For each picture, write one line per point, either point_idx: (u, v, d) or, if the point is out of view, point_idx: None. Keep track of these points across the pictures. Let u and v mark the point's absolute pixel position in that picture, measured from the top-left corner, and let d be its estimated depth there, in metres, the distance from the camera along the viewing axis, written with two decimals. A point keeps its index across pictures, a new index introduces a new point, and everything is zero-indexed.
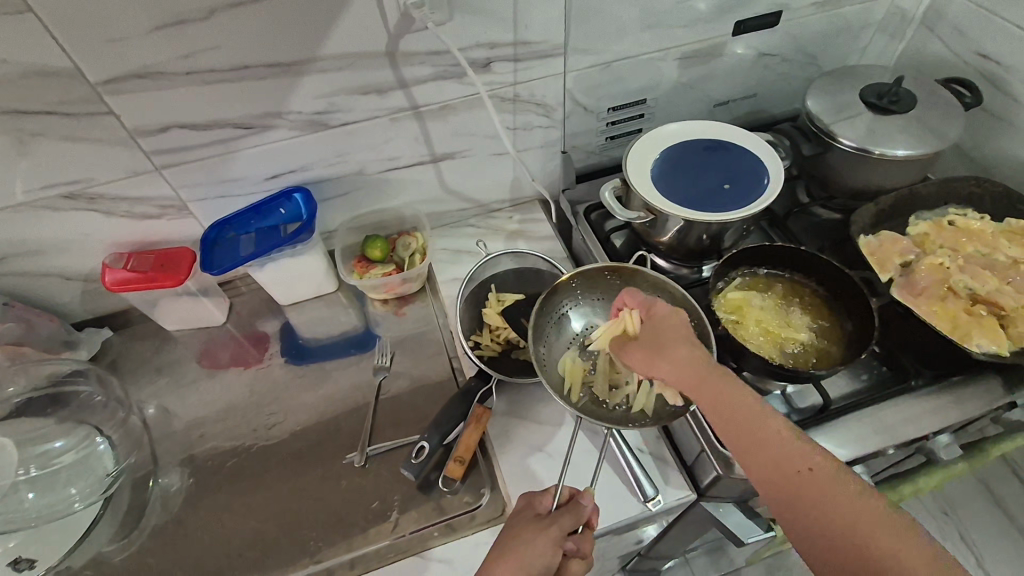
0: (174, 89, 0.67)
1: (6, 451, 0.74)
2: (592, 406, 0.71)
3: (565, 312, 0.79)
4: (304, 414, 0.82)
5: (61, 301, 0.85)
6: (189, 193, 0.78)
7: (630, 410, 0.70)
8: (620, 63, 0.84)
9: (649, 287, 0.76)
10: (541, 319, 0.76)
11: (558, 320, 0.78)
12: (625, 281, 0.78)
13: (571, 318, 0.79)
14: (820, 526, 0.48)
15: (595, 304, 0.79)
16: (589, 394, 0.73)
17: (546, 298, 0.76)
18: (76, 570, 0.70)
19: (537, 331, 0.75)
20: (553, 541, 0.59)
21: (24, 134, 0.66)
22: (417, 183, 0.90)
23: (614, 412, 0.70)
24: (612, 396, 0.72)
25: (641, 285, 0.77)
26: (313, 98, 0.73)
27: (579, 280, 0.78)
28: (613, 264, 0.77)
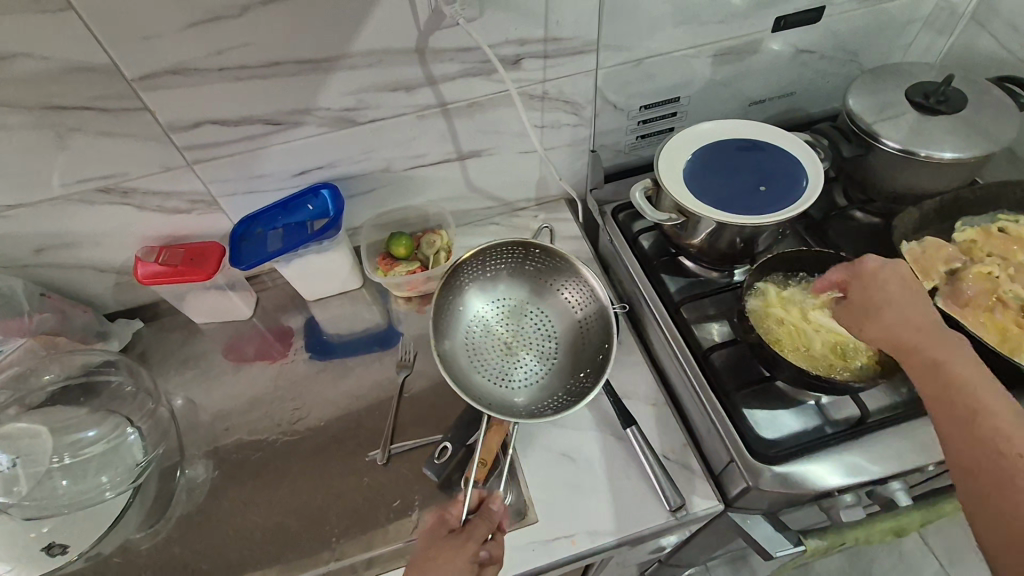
0: (207, 85, 0.67)
1: (42, 438, 0.75)
2: (495, 391, 0.75)
3: (465, 292, 0.82)
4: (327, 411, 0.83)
5: (95, 294, 0.87)
6: (218, 189, 0.79)
7: (530, 392, 0.76)
8: (652, 59, 0.82)
9: (566, 272, 0.81)
10: (444, 298, 0.80)
11: (459, 301, 0.81)
12: (563, 269, 0.82)
13: (469, 297, 0.82)
14: (984, 450, 0.44)
15: (498, 286, 0.83)
16: (492, 377, 0.77)
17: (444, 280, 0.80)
18: (106, 556, 0.71)
19: (438, 311, 0.79)
20: (468, 551, 0.59)
21: (63, 130, 0.67)
22: (442, 181, 0.90)
23: (513, 393, 0.76)
24: (512, 378, 0.77)
25: (565, 272, 0.81)
26: (342, 95, 0.73)
27: (479, 257, 0.82)
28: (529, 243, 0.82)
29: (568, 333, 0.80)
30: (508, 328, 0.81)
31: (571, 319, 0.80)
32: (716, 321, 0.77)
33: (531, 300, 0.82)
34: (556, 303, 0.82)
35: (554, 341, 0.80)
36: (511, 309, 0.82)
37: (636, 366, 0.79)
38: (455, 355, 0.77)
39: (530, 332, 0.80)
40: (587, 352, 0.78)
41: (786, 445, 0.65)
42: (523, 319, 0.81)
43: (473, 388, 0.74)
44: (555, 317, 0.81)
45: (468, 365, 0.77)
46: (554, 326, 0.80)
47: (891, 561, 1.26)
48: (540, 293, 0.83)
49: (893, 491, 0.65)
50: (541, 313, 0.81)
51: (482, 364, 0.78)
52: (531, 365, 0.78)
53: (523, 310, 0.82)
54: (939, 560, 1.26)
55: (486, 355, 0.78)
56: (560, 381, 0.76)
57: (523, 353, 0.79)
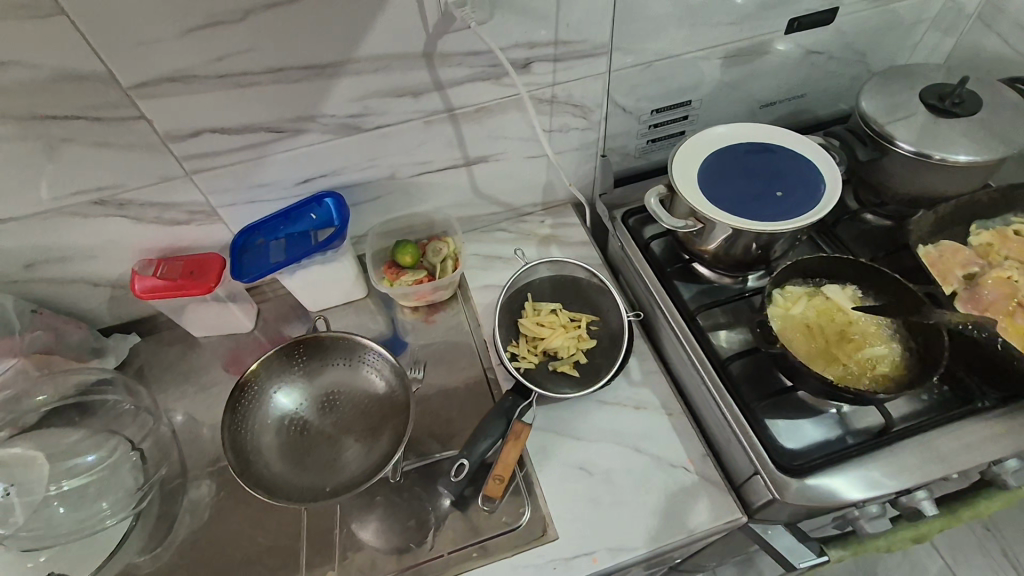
0: (206, 92, 0.64)
1: (37, 463, 0.72)
2: (315, 483, 0.74)
3: (269, 393, 0.79)
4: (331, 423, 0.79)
5: (88, 308, 0.84)
6: (218, 199, 0.76)
7: (355, 469, 0.75)
8: (662, 62, 0.80)
9: (359, 347, 0.80)
10: (238, 415, 0.76)
11: (264, 406, 0.78)
12: (316, 345, 0.81)
13: (273, 399, 0.79)
14: None
15: (298, 376, 0.81)
16: (313, 470, 0.75)
17: (232, 396, 0.76)
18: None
19: (235, 434, 0.75)
20: None
21: (54, 140, 0.64)
22: (448, 187, 0.88)
23: (334, 476, 0.74)
24: (334, 464, 0.76)
25: (353, 348, 0.81)
26: (347, 101, 0.71)
27: (269, 359, 0.79)
28: (307, 333, 0.80)
29: (376, 402, 0.80)
30: (321, 416, 0.79)
31: (382, 391, 0.80)
32: (728, 330, 0.76)
33: (317, 385, 0.81)
34: (356, 377, 0.81)
35: (362, 413, 0.79)
36: (320, 397, 0.80)
37: (651, 376, 0.78)
38: (267, 465, 0.75)
39: (342, 413, 0.79)
40: (395, 413, 0.77)
41: (809, 455, 0.64)
42: (328, 402, 0.80)
43: (291, 489, 0.73)
44: (360, 390, 0.81)
45: (286, 467, 0.75)
46: (364, 399, 0.80)
47: (898, 559, 1.26)
48: (320, 376, 0.81)
49: (917, 502, 0.64)
50: (312, 399, 0.80)
51: (301, 460, 0.76)
52: (353, 445, 0.77)
53: (329, 393, 0.81)
54: (946, 558, 1.26)
55: (305, 451, 0.77)
56: (380, 452, 0.75)
57: (339, 434, 0.78)
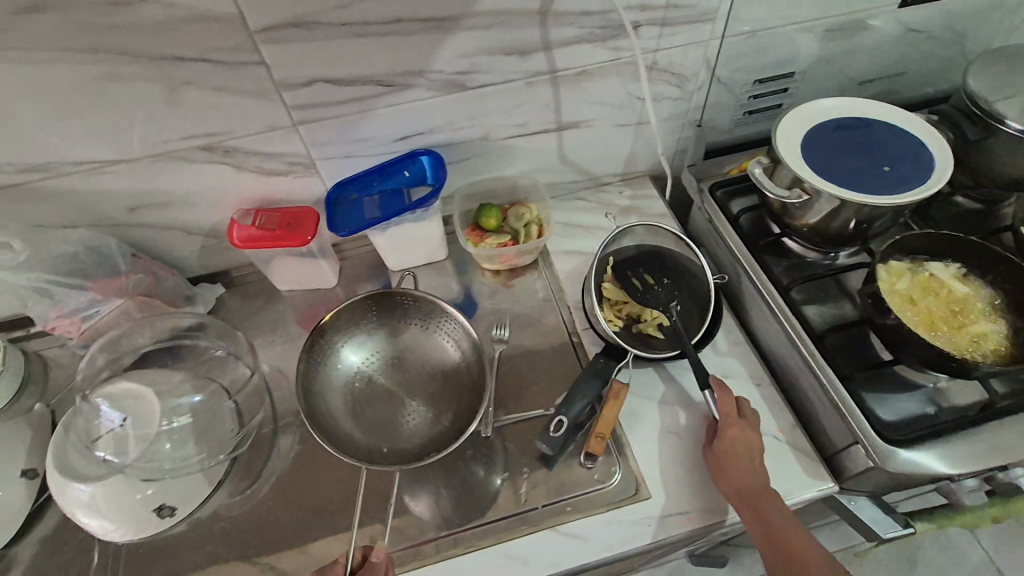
0: (327, 40, 0.64)
1: (145, 399, 0.71)
2: (377, 442, 0.74)
3: (340, 347, 0.80)
4: (415, 379, 0.80)
5: (180, 256, 0.85)
6: (318, 151, 0.77)
7: (415, 435, 0.75)
8: (766, 32, 0.79)
9: (439, 316, 0.81)
10: (311, 362, 0.77)
11: (332, 356, 0.79)
12: (393, 306, 0.82)
13: (343, 350, 0.80)
14: None
15: (370, 334, 0.82)
16: (373, 428, 0.76)
17: (309, 343, 0.77)
18: (204, 516, 0.72)
19: (307, 381, 0.76)
20: None
21: (176, 82, 0.64)
22: (535, 152, 0.87)
23: (395, 438, 0.75)
24: (396, 426, 0.76)
25: (432, 316, 0.81)
26: (457, 57, 0.70)
27: (345, 312, 0.80)
28: (388, 291, 0.80)
29: (444, 372, 0.80)
30: (388, 376, 0.80)
31: (453, 362, 0.80)
32: (819, 304, 0.77)
33: (388, 346, 0.82)
34: (428, 343, 0.82)
35: (430, 380, 0.80)
36: (389, 357, 0.81)
37: (737, 347, 0.79)
38: (332, 417, 0.75)
39: (410, 376, 0.80)
40: (466, 386, 0.78)
41: (909, 428, 0.65)
42: (397, 364, 0.81)
43: (353, 444, 0.73)
44: (431, 356, 0.81)
45: (349, 421, 0.76)
46: (433, 366, 0.80)
47: (937, 547, 1.28)
48: (390, 337, 0.82)
49: (1014, 478, 0.65)
50: (380, 358, 0.81)
51: (362, 417, 0.76)
52: (416, 412, 0.77)
53: (398, 355, 0.81)
54: (987, 549, 1.27)
55: (369, 407, 0.77)
56: (444, 421, 0.76)
57: (402, 396, 0.78)
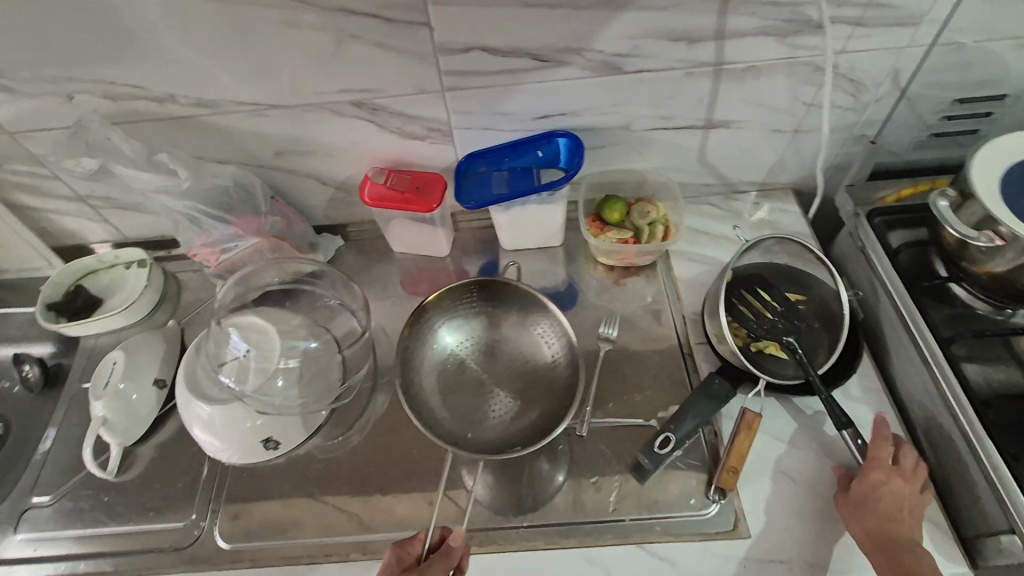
0: (495, 7, 0.62)
1: (268, 335, 0.73)
2: (462, 429, 0.74)
3: (438, 327, 0.80)
4: (505, 372, 0.79)
5: (310, 204, 0.88)
6: (458, 120, 0.76)
7: (499, 427, 0.74)
8: (976, 45, 0.69)
9: (541, 312, 0.79)
10: (410, 337, 0.78)
11: (429, 335, 0.80)
12: (496, 295, 0.81)
13: (440, 331, 0.80)
14: None
15: (467, 319, 0.81)
16: (460, 413, 0.75)
17: (411, 319, 0.78)
18: (302, 455, 0.76)
19: (404, 355, 0.77)
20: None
21: (344, 35, 0.65)
22: (675, 149, 0.82)
23: (480, 428, 0.74)
24: (482, 416, 0.75)
25: (534, 310, 0.80)
26: (621, 38, 0.66)
27: (449, 293, 0.80)
28: (493, 278, 0.80)
29: (537, 370, 0.78)
30: (479, 364, 0.79)
31: (548, 361, 0.78)
32: (983, 366, 0.67)
33: (484, 334, 0.81)
34: (524, 339, 0.80)
35: (521, 376, 0.78)
36: (483, 346, 0.81)
37: (871, 394, 0.71)
38: (421, 395, 0.76)
39: (502, 368, 0.79)
40: (556, 387, 0.76)
41: None
42: (490, 354, 0.80)
43: (439, 426, 0.73)
44: (525, 351, 0.80)
45: (437, 403, 0.76)
46: (525, 361, 0.79)
47: None
48: (488, 325, 0.81)
49: None
50: (475, 345, 0.80)
51: (450, 400, 0.76)
52: (505, 405, 0.76)
53: (493, 345, 0.80)
54: None
55: (457, 393, 0.77)
56: (532, 420, 0.74)
57: (490, 386, 0.78)
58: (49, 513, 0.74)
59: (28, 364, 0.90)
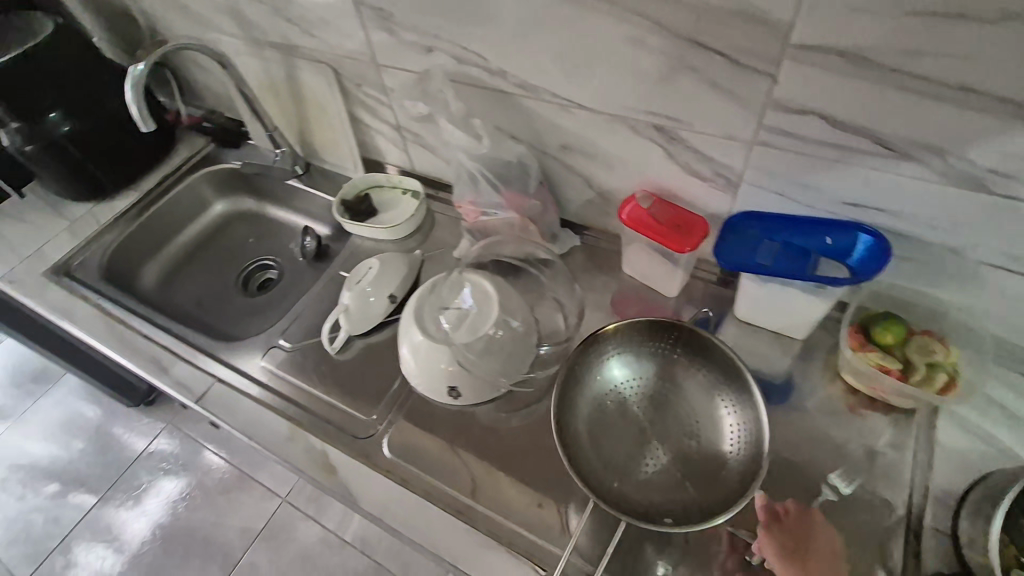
0: (861, 80, 0.56)
1: (491, 304, 0.78)
2: (606, 470, 0.71)
3: (610, 357, 0.78)
4: (669, 427, 0.74)
5: (567, 199, 0.92)
6: (753, 176, 0.70)
7: (645, 484, 0.70)
8: None
9: (733, 383, 0.73)
10: (580, 358, 0.77)
11: (598, 361, 0.78)
12: (684, 345, 0.77)
13: (611, 362, 0.78)
14: None
15: (645, 361, 0.78)
16: (608, 452, 0.73)
17: (587, 340, 0.77)
18: (470, 414, 0.82)
19: (568, 372, 0.76)
20: None
21: (680, 65, 0.64)
22: (1005, 295, 0.66)
23: (627, 479, 0.71)
24: (630, 465, 0.72)
25: (724, 379, 0.74)
26: (1006, 154, 0.54)
27: (632, 327, 0.78)
28: (694, 326, 0.76)
29: (705, 444, 0.72)
30: (641, 410, 0.76)
31: (723, 442, 0.72)
32: None
33: (659, 381, 0.77)
34: (700, 403, 0.75)
35: (684, 440, 0.73)
36: (650, 392, 0.77)
37: None
38: (574, 419, 0.74)
39: (665, 424, 0.75)
40: (722, 470, 0.70)
41: None
42: (655, 403, 0.76)
43: (584, 457, 0.71)
44: (696, 415, 0.74)
45: (587, 431, 0.74)
46: (694, 427, 0.74)
47: None
48: (665, 376, 0.77)
49: None
50: (642, 387, 0.77)
51: (600, 434, 0.74)
52: (659, 466, 0.71)
53: (662, 396, 0.76)
54: None
55: (609, 430, 0.75)
56: (685, 496, 0.69)
57: (648, 436, 0.74)
58: (286, 356, 0.92)
59: (310, 237, 1.14)
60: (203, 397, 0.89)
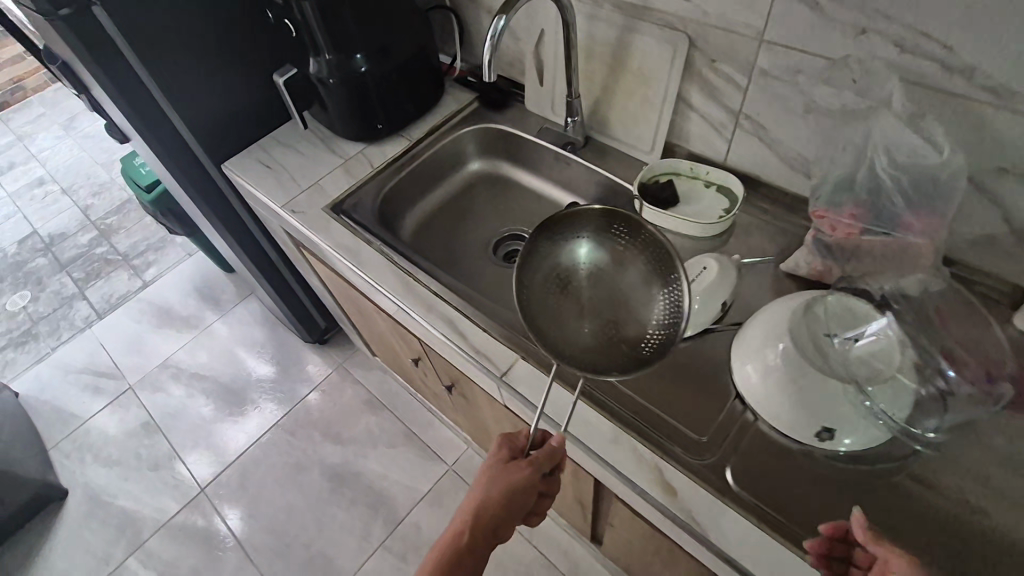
0: None
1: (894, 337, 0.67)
2: (580, 357, 0.76)
3: (573, 238, 0.85)
4: None
5: (959, 230, 0.76)
6: None
7: (586, 347, 0.77)
8: None
9: (643, 245, 0.81)
10: (541, 240, 0.83)
11: (564, 244, 0.85)
12: (621, 230, 0.83)
13: (575, 241, 0.85)
14: None
15: (603, 249, 0.84)
16: (588, 347, 0.78)
17: (550, 220, 0.83)
18: (824, 458, 0.68)
19: (524, 268, 0.82)
20: (529, 488, 0.70)
21: None
22: None
23: (603, 368, 0.74)
24: (582, 343, 0.78)
25: (637, 245, 0.82)
26: None
27: (588, 212, 0.83)
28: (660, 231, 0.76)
29: (625, 304, 0.81)
30: (591, 283, 0.84)
31: (634, 284, 0.82)
32: None
33: (607, 255, 0.84)
34: (617, 278, 0.83)
35: (604, 314, 0.81)
36: (593, 273, 0.84)
37: None
38: (560, 334, 0.79)
39: (603, 297, 0.83)
40: (636, 319, 0.79)
41: None
42: (603, 282, 0.83)
43: (562, 350, 0.76)
44: (623, 284, 0.82)
45: (564, 326, 0.80)
46: (623, 294, 0.82)
47: None
48: (614, 261, 0.84)
49: None
50: (598, 265, 0.85)
51: (560, 320, 0.81)
52: (588, 324, 0.81)
53: (610, 284, 0.83)
54: None
55: (564, 310, 0.82)
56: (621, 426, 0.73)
57: (592, 309, 0.82)
58: None
59: None
60: (508, 372, 0.84)
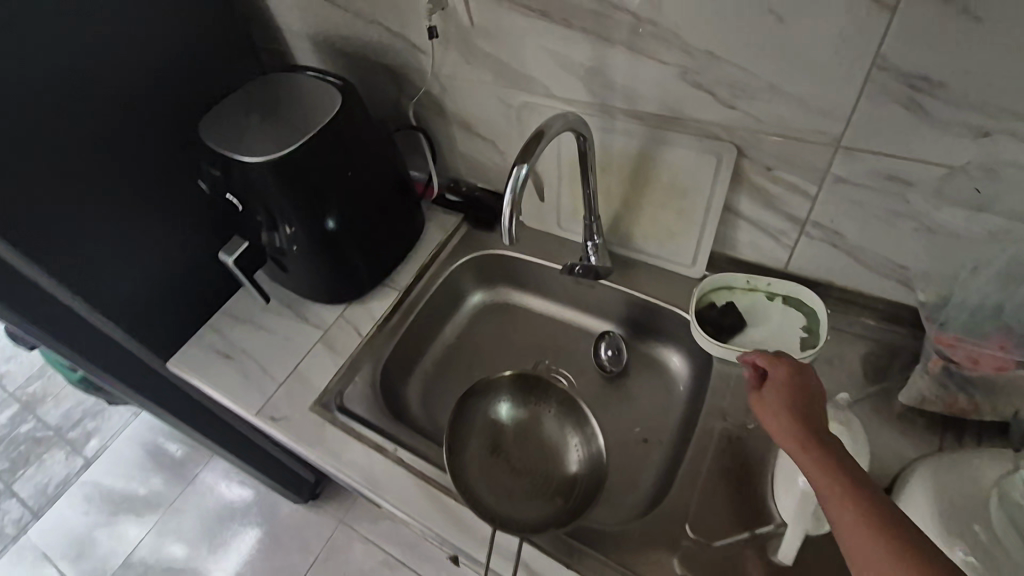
0: None
1: None
2: (517, 520, 0.72)
3: (487, 397, 0.86)
4: None
5: None
6: None
7: (523, 516, 0.74)
8: None
9: (557, 398, 0.84)
10: (462, 405, 0.83)
11: (481, 401, 0.85)
12: (537, 385, 0.86)
13: (489, 399, 0.86)
14: None
15: (520, 408, 0.86)
16: (518, 509, 0.75)
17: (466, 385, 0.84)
18: None
19: (450, 435, 0.80)
20: None
21: None
22: None
23: (536, 528, 0.71)
24: (519, 511, 0.74)
25: (555, 404, 0.84)
26: None
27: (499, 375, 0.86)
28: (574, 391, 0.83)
29: (556, 466, 0.80)
30: (516, 442, 0.83)
31: (561, 446, 0.82)
32: None
33: (525, 412, 0.85)
34: (544, 440, 0.83)
35: (539, 482, 0.79)
36: (515, 430, 0.84)
37: None
38: (487, 495, 0.76)
39: (532, 460, 0.81)
40: (571, 485, 0.78)
41: None
42: (526, 439, 0.83)
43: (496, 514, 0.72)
44: (552, 443, 0.82)
45: (491, 492, 0.76)
46: (552, 456, 0.81)
47: None
48: (531, 418, 0.85)
49: None
50: (518, 425, 0.85)
51: (493, 486, 0.78)
52: (520, 487, 0.78)
53: (530, 438, 0.83)
54: None
55: (496, 478, 0.79)
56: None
57: (523, 472, 0.80)
58: (712, 554, 0.66)
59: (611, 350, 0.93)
60: None
